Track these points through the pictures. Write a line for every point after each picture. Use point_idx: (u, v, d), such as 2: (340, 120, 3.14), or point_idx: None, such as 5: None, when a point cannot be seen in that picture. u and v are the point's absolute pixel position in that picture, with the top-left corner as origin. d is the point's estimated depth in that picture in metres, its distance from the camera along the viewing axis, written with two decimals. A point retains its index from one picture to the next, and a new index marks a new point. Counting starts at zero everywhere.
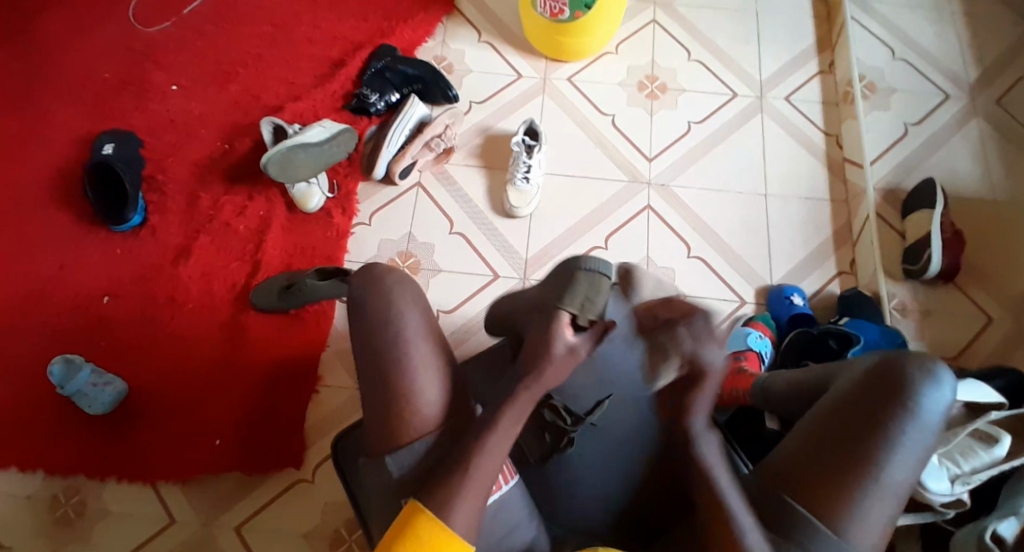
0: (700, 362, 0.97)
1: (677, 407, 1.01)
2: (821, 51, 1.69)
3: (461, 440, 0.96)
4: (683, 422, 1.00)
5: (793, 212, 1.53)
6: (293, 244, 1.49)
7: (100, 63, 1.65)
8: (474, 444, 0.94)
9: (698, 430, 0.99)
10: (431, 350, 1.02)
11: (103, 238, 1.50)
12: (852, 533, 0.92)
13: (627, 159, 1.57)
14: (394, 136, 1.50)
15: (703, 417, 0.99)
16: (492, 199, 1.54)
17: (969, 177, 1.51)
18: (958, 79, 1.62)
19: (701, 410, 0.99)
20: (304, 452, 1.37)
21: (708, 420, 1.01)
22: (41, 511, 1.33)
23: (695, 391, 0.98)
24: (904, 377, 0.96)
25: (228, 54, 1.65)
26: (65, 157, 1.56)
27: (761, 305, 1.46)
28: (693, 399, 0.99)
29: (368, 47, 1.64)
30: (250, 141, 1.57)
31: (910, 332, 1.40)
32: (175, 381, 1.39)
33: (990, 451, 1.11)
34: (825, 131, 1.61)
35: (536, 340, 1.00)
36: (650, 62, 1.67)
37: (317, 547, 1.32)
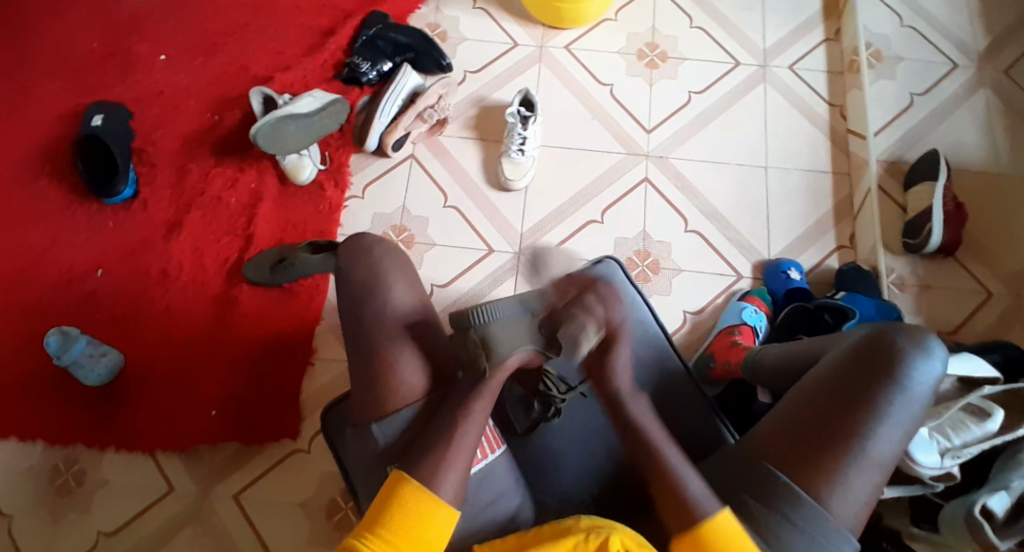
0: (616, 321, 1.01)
1: (595, 376, 1.03)
2: (827, 18, 1.64)
3: (446, 403, 0.99)
4: (605, 388, 1.02)
5: (793, 184, 1.51)
6: (285, 219, 1.47)
7: (85, 33, 1.61)
8: (461, 407, 0.97)
9: (623, 394, 1.00)
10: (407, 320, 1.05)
11: (93, 212, 1.48)
12: (835, 504, 0.92)
13: (624, 131, 1.54)
14: (386, 107, 1.47)
15: (626, 384, 1.01)
16: (487, 172, 1.51)
17: (975, 149, 1.48)
18: (966, 46, 1.57)
19: (622, 372, 1.01)
20: (301, 424, 1.38)
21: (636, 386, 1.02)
22: (42, 481, 1.35)
23: (611, 351, 1.01)
24: (894, 349, 0.96)
25: (216, 24, 1.61)
26: (53, 130, 1.54)
27: (758, 279, 1.44)
28: (609, 363, 1.01)
29: (357, 15, 1.59)
30: (239, 113, 1.54)
31: (907, 307, 1.39)
32: (170, 354, 1.40)
33: (983, 426, 1.10)
34: (829, 102, 1.57)
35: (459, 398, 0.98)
36: (650, 29, 1.62)
37: (314, 518, 1.33)
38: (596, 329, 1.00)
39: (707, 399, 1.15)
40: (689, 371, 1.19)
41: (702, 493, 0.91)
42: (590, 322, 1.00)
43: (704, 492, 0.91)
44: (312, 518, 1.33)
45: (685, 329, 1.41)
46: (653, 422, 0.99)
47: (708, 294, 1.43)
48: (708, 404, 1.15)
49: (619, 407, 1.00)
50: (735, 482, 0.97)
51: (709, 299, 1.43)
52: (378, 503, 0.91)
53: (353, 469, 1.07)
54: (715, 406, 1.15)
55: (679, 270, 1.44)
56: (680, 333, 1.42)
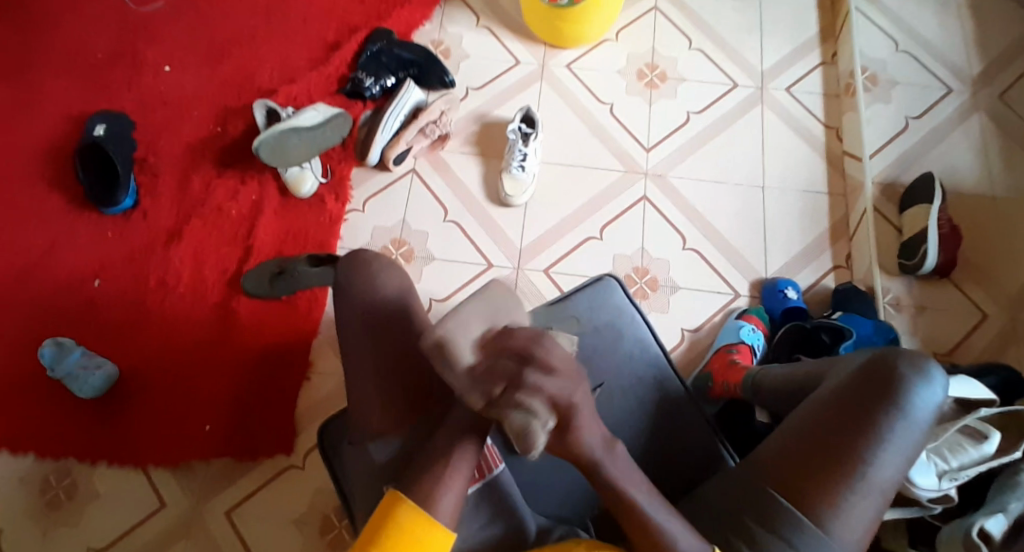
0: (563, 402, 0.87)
1: (559, 447, 0.91)
2: (824, 42, 1.66)
3: (446, 424, 0.99)
4: (576, 455, 0.91)
5: (790, 203, 1.52)
6: (285, 231, 1.48)
7: (90, 41, 1.62)
8: (461, 427, 0.97)
9: (598, 455, 0.90)
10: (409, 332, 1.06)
11: (93, 219, 1.48)
12: (837, 529, 0.92)
13: (624, 149, 1.55)
14: (389, 121, 1.48)
15: (599, 440, 0.91)
16: (488, 187, 1.52)
17: (969, 173, 1.50)
18: (960, 72, 1.60)
19: (592, 443, 0.90)
20: (297, 438, 1.37)
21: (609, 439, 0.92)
22: (33, 492, 1.33)
23: (572, 429, 0.88)
24: (896, 374, 0.96)
25: (221, 36, 1.62)
26: (55, 136, 1.54)
27: (756, 298, 1.46)
28: (573, 437, 0.89)
29: (363, 30, 1.61)
30: (242, 124, 1.55)
31: (903, 327, 1.40)
32: (165, 366, 1.39)
33: (979, 448, 1.11)
34: (825, 124, 1.59)
35: (457, 420, 0.98)
36: (650, 50, 1.64)
37: (307, 534, 1.32)
38: (548, 411, 0.86)
39: (706, 418, 1.15)
40: (688, 390, 1.19)
41: (693, 546, 0.89)
42: (539, 404, 0.86)
43: (695, 544, 0.89)
44: (306, 534, 1.32)
45: (683, 346, 1.42)
46: (636, 479, 0.92)
47: (706, 311, 1.44)
48: (706, 425, 1.15)
49: (595, 469, 0.91)
50: (738, 505, 0.98)
51: (707, 316, 1.44)
52: (372, 524, 0.90)
53: (350, 485, 1.07)
54: (714, 426, 1.16)
55: (677, 287, 1.45)
56: (677, 351, 1.43)
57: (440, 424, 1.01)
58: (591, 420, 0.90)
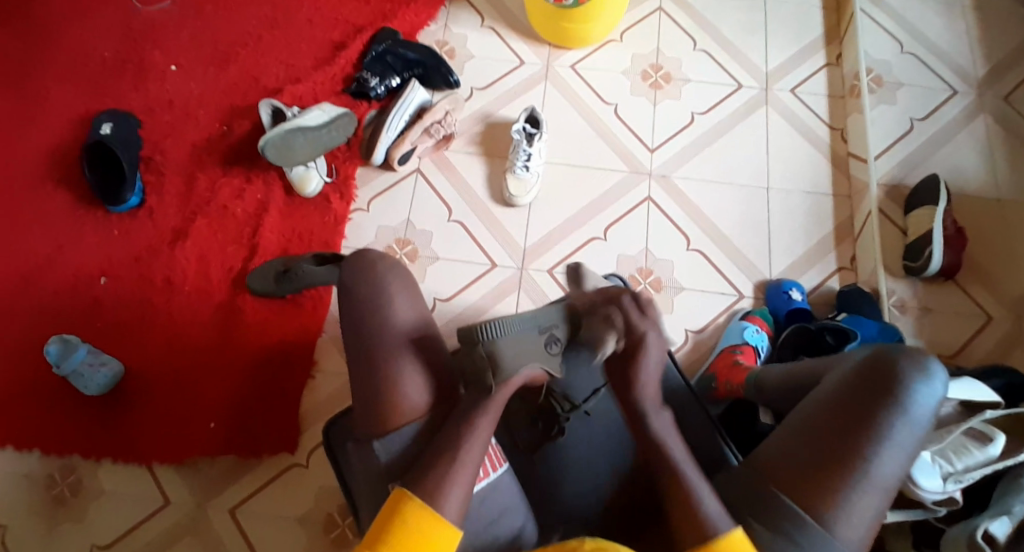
0: (638, 332, 1.02)
1: (619, 387, 1.04)
2: (828, 43, 1.66)
3: (450, 418, 0.99)
4: (629, 400, 1.03)
5: (794, 205, 1.52)
6: (290, 230, 1.48)
7: (98, 42, 1.63)
8: (464, 420, 0.98)
9: (647, 408, 1.01)
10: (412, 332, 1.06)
11: (99, 218, 1.49)
12: (840, 527, 0.92)
13: (629, 150, 1.56)
14: (394, 121, 1.49)
15: (653, 395, 1.02)
16: (492, 188, 1.53)
17: (974, 174, 1.50)
18: (965, 73, 1.59)
19: (648, 384, 1.02)
20: (301, 436, 1.38)
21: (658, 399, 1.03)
22: (38, 490, 1.34)
23: (635, 361, 1.02)
24: (896, 371, 0.97)
25: (227, 37, 1.63)
26: (62, 136, 1.55)
27: (760, 299, 1.45)
28: (633, 377, 1.02)
29: (368, 30, 1.62)
30: (247, 124, 1.56)
31: (908, 329, 1.40)
32: (170, 364, 1.39)
33: (985, 450, 1.11)
34: (830, 125, 1.59)
35: (459, 419, 0.98)
36: (655, 51, 1.65)
37: (311, 533, 1.32)
38: (615, 337, 1.01)
39: (710, 418, 1.15)
40: (692, 389, 1.19)
41: (720, 515, 0.91)
42: (611, 330, 1.01)
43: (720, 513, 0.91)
44: (309, 533, 1.32)
45: (687, 346, 1.42)
46: (676, 438, 1.00)
47: (710, 311, 1.44)
48: (708, 421, 1.15)
49: (642, 419, 1.01)
50: (740, 504, 0.97)
51: (710, 317, 1.44)
52: (382, 521, 0.92)
53: (354, 484, 1.07)
54: (718, 426, 1.16)
55: (681, 288, 1.45)
56: (681, 351, 1.42)
57: (444, 421, 1.02)
58: (654, 363, 1.03)
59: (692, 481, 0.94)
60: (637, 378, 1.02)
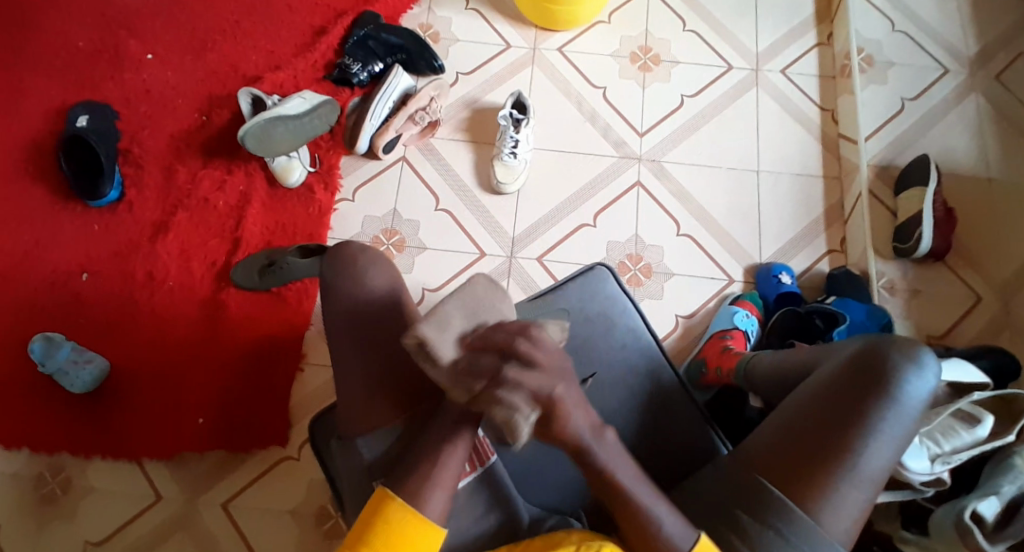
0: (543, 392, 0.83)
1: (545, 433, 0.88)
2: (820, 22, 1.64)
3: (434, 422, 0.98)
4: (562, 441, 0.88)
5: (784, 188, 1.51)
6: (274, 222, 1.45)
7: (71, 29, 1.58)
8: (448, 422, 0.96)
9: (587, 441, 0.88)
10: (396, 331, 1.04)
11: (78, 213, 1.46)
12: (826, 519, 0.92)
13: (618, 134, 1.53)
14: (377, 108, 1.45)
15: (588, 426, 0.87)
16: (479, 175, 1.50)
17: (965, 155, 1.48)
18: (957, 52, 1.57)
19: (577, 428, 0.87)
20: (290, 429, 1.37)
21: (593, 426, 0.88)
22: (26, 489, 1.33)
23: (557, 417, 0.85)
24: (888, 363, 0.95)
25: (205, 22, 1.58)
26: (37, 128, 1.50)
27: (749, 284, 1.45)
28: (559, 424, 0.86)
29: (350, 14, 1.58)
30: (227, 113, 1.52)
31: (897, 311, 1.40)
32: (154, 359, 1.37)
33: (972, 432, 1.10)
34: (820, 106, 1.57)
35: (442, 419, 0.97)
36: (643, 32, 1.62)
37: (303, 525, 1.32)
38: (528, 405, 0.83)
39: (700, 410, 1.14)
40: (682, 381, 1.18)
41: (678, 530, 0.88)
42: (517, 401, 0.82)
43: (680, 526, 0.88)
44: (302, 525, 1.32)
45: (676, 333, 1.41)
46: (624, 461, 0.90)
47: (699, 297, 1.43)
48: (700, 410, 1.14)
49: (583, 451, 0.88)
50: (728, 495, 0.97)
51: (700, 303, 1.43)
52: (362, 521, 0.91)
53: (338, 478, 1.07)
54: (707, 415, 1.15)
55: (671, 275, 1.44)
56: (672, 337, 1.42)
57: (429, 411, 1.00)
58: (577, 407, 0.86)
59: (644, 501, 0.88)
60: (565, 427, 0.86)
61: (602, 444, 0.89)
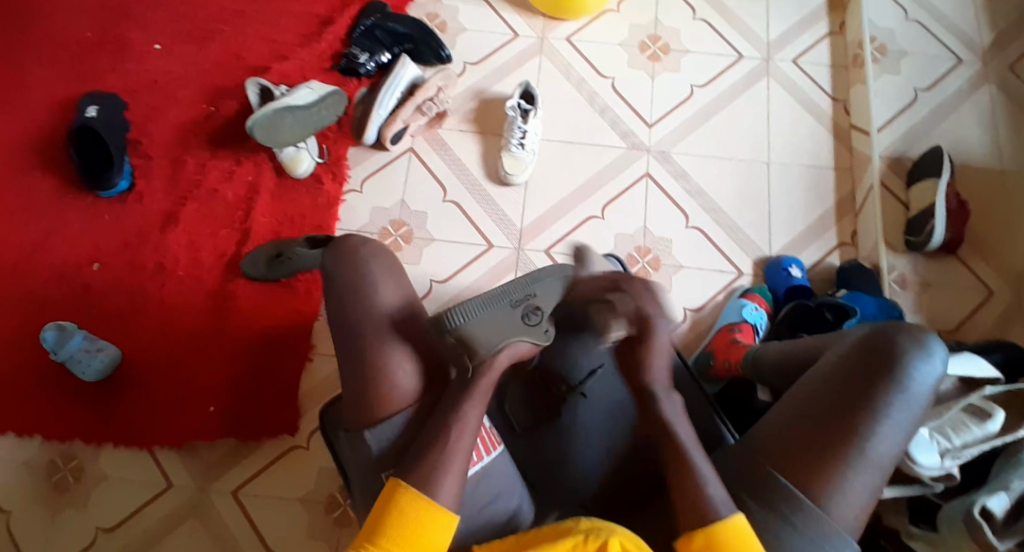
0: (647, 316, 1.01)
1: (629, 365, 1.04)
2: (832, 11, 1.62)
3: (439, 405, 0.99)
4: (638, 379, 1.02)
5: (794, 180, 1.49)
6: (282, 213, 1.46)
7: (79, 21, 1.58)
8: (452, 407, 0.97)
9: (656, 388, 1.01)
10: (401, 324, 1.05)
11: (88, 204, 1.47)
12: (833, 505, 0.92)
13: (625, 125, 1.52)
14: (384, 100, 1.45)
15: (660, 375, 1.02)
16: (487, 166, 1.50)
17: (978, 147, 1.47)
18: (970, 41, 1.55)
19: (658, 364, 1.01)
20: (299, 418, 1.38)
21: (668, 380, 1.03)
22: (39, 477, 1.34)
23: (643, 349, 1.01)
24: (895, 349, 0.95)
25: (212, 13, 1.58)
26: (46, 119, 1.51)
27: (758, 276, 1.44)
28: (644, 357, 1.01)
29: (356, 4, 1.57)
30: (235, 104, 1.52)
31: (909, 306, 1.38)
32: (165, 350, 1.39)
33: (984, 426, 1.09)
34: (832, 96, 1.55)
35: (445, 407, 0.98)
36: (653, 21, 1.60)
37: (313, 514, 1.33)
38: (623, 324, 1.02)
39: (707, 398, 1.14)
40: (688, 369, 1.19)
41: (722, 499, 0.90)
42: (617, 318, 1.02)
43: (724, 496, 0.90)
44: (311, 512, 1.34)
45: (684, 325, 1.41)
46: (682, 420, 0.99)
47: (707, 290, 1.43)
48: (707, 401, 1.15)
49: (650, 400, 1.01)
50: (738, 485, 0.96)
51: (708, 295, 1.42)
52: (378, 511, 0.92)
53: (347, 470, 1.07)
54: (714, 404, 1.15)
55: (680, 267, 1.44)
56: (679, 329, 1.41)
57: (438, 401, 1.02)
58: (664, 344, 1.02)
59: None
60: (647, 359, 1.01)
61: (670, 398, 1.01)
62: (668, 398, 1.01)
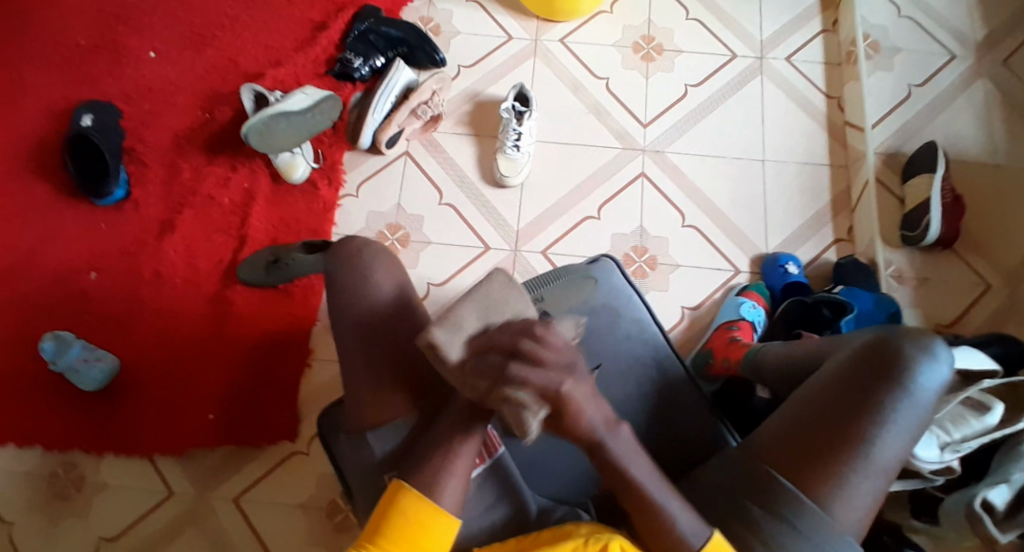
0: (552, 388, 0.86)
1: (559, 428, 0.91)
2: (824, 8, 1.62)
3: (444, 414, 0.99)
4: (576, 436, 0.90)
5: (790, 177, 1.50)
6: (278, 218, 1.46)
7: (74, 29, 1.58)
8: (460, 416, 0.96)
9: (599, 435, 0.89)
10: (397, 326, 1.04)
11: (84, 211, 1.47)
12: (838, 509, 0.91)
13: (620, 125, 1.52)
14: (379, 104, 1.45)
15: (600, 420, 0.90)
16: (482, 168, 1.50)
17: (973, 141, 1.47)
18: (963, 36, 1.55)
19: (587, 425, 0.89)
20: (299, 425, 1.37)
21: (608, 419, 0.91)
22: (40, 486, 1.34)
23: (566, 412, 0.88)
24: (900, 354, 0.94)
25: (207, 20, 1.59)
26: (42, 129, 1.51)
27: (756, 274, 1.44)
28: (568, 423, 0.88)
29: (350, 9, 1.57)
30: (230, 110, 1.52)
31: (905, 300, 1.38)
32: (164, 357, 1.38)
33: (982, 420, 1.08)
34: (826, 93, 1.56)
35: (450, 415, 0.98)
36: (645, 22, 1.60)
37: (313, 520, 1.33)
38: (537, 409, 0.85)
39: (706, 399, 1.14)
40: (688, 371, 1.18)
41: (692, 528, 0.88)
42: (525, 402, 0.85)
43: (694, 523, 0.88)
44: (312, 518, 1.33)
45: (682, 324, 1.41)
46: (639, 457, 0.91)
47: (705, 289, 1.43)
48: (706, 402, 1.14)
49: (596, 447, 0.90)
50: (740, 487, 0.96)
51: (705, 294, 1.42)
52: (379, 512, 0.92)
53: (347, 473, 1.07)
54: (714, 405, 1.15)
55: (676, 266, 1.44)
56: (677, 329, 1.41)
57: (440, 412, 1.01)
58: (588, 401, 0.88)
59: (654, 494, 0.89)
60: (572, 427, 0.88)
61: (619, 439, 0.91)
62: (616, 442, 0.90)
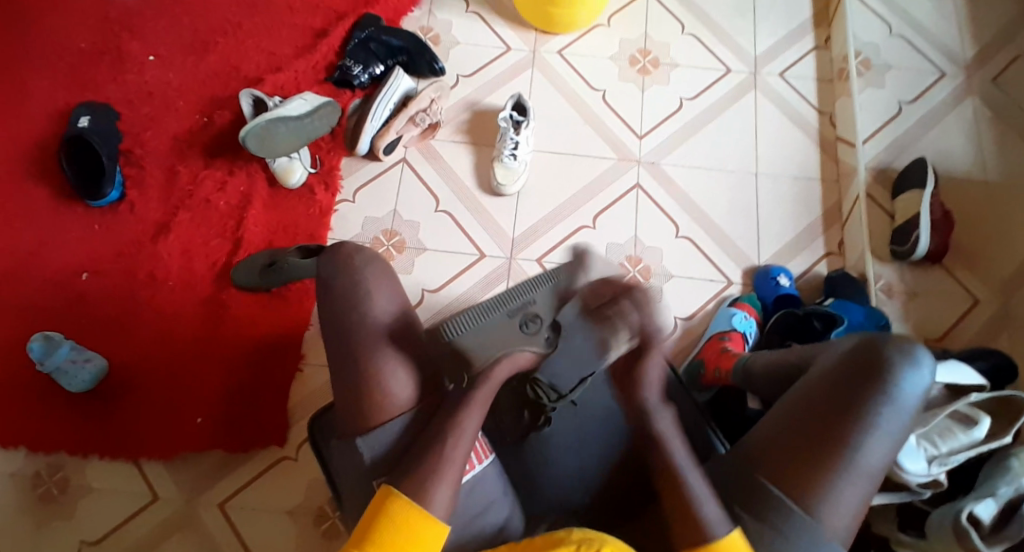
0: (650, 329, 0.99)
1: (625, 384, 1.03)
2: (818, 26, 1.65)
3: (438, 414, 0.99)
4: (634, 397, 1.02)
5: (783, 190, 1.52)
6: (274, 223, 1.46)
7: (73, 32, 1.59)
8: (452, 415, 0.97)
9: (652, 405, 1.00)
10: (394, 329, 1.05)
11: (79, 213, 1.46)
12: (825, 513, 0.92)
13: (616, 136, 1.54)
14: (378, 110, 1.46)
15: (657, 395, 1.01)
16: (479, 176, 1.51)
17: (962, 158, 1.49)
18: (953, 55, 1.59)
19: (654, 381, 1.01)
20: (289, 429, 1.37)
21: (661, 396, 1.02)
22: (25, 488, 1.32)
23: (644, 361, 1.00)
24: (884, 359, 0.96)
25: (207, 25, 1.59)
26: (39, 129, 1.51)
27: (748, 286, 1.45)
28: (642, 372, 1.01)
29: (350, 17, 1.59)
30: (229, 114, 1.53)
31: (894, 314, 1.40)
32: (156, 360, 1.38)
33: (969, 433, 1.10)
34: (819, 109, 1.58)
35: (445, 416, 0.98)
36: (643, 36, 1.63)
37: (301, 526, 1.32)
38: (628, 336, 0.99)
39: (698, 406, 1.15)
40: (680, 380, 1.19)
41: (717, 515, 0.90)
42: (622, 326, 0.99)
43: (718, 513, 0.91)
44: (300, 525, 1.32)
45: (675, 335, 1.42)
46: (676, 435, 0.99)
47: (698, 299, 1.44)
48: (697, 411, 1.14)
49: (646, 417, 1.01)
50: (730, 492, 0.97)
51: (699, 304, 1.43)
52: (370, 515, 0.91)
53: (338, 478, 1.07)
54: (704, 412, 1.16)
55: (670, 277, 1.45)
56: (670, 339, 1.42)
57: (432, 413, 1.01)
58: (658, 358, 1.01)
59: None
60: (648, 373, 1.00)
61: (664, 414, 1.01)
62: (662, 414, 1.01)
